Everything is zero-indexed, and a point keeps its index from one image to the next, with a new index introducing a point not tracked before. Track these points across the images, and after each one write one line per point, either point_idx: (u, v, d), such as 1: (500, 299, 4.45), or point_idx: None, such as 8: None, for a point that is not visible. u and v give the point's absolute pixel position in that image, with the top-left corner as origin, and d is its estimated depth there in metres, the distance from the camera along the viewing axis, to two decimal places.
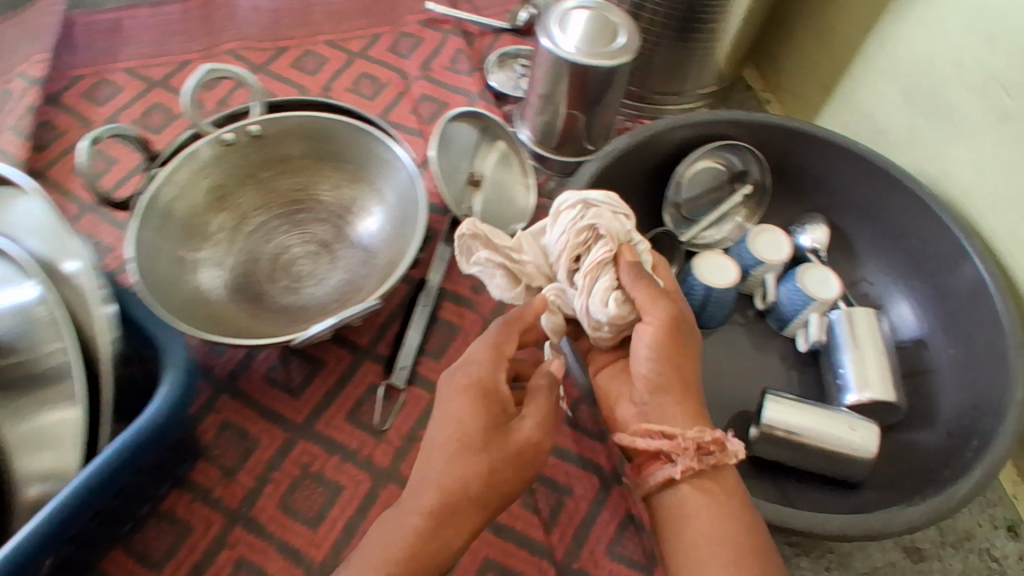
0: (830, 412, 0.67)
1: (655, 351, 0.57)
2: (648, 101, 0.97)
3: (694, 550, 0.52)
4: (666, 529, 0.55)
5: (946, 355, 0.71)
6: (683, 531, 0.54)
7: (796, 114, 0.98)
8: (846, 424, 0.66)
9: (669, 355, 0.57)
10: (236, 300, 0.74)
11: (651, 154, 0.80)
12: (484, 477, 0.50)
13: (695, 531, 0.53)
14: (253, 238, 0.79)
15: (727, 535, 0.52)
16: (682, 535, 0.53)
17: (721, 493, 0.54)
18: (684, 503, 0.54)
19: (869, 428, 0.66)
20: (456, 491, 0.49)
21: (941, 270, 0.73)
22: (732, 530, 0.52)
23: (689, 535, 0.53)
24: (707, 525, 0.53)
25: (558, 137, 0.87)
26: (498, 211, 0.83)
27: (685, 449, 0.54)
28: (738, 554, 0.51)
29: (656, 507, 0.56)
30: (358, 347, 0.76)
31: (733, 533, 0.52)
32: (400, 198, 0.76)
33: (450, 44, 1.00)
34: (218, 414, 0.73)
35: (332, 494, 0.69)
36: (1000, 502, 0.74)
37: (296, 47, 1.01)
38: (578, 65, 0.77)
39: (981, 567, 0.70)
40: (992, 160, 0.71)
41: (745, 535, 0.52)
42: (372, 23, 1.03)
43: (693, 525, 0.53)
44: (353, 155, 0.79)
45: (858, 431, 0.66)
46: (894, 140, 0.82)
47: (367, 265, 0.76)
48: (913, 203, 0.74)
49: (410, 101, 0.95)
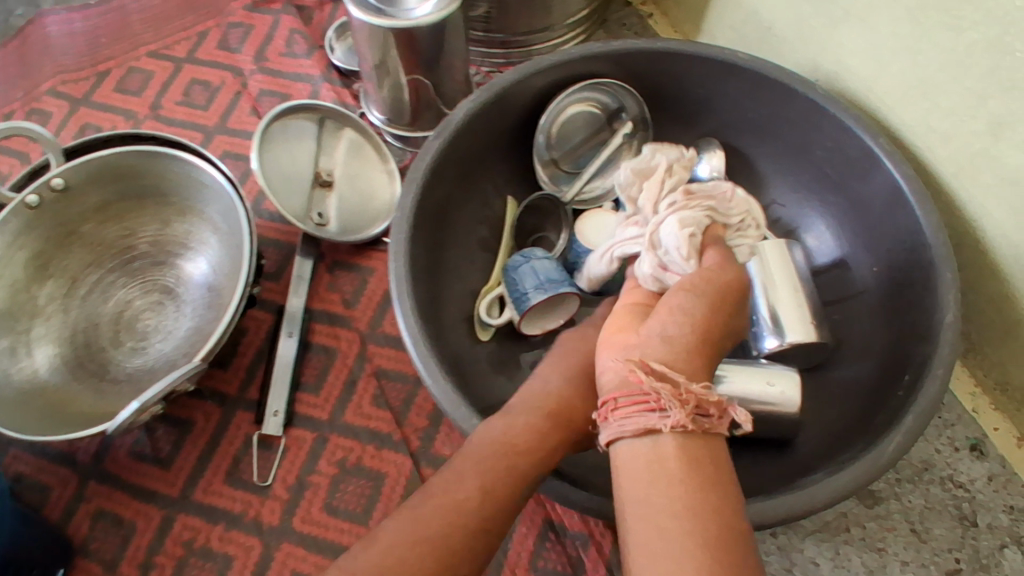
0: (744, 366, 0.59)
1: (698, 289, 0.43)
2: (513, 46, 0.86)
3: (655, 519, 0.34)
4: (625, 489, 0.37)
5: (870, 274, 0.63)
6: (650, 496, 0.35)
7: (681, 27, 0.86)
8: (763, 379, 0.58)
9: (716, 295, 0.43)
10: (77, 378, 0.65)
11: (508, 112, 0.69)
12: (489, 512, 0.40)
13: (664, 500, 0.35)
14: (88, 301, 0.70)
15: (705, 514, 0.34)
16: (646, 501, 0.35)
17: (710, 465, 0.36)
18: (661, 460, 0.36)
19: (790, 377, 0.58)
20: (460, 531, 0.38)
21: (853, 179, 0.63)
22: (709, 507, 0.34)
23: (656, 501, 0.35)
24: (680, 501, 0.34)
25: (410, 112, 0.77)
26: (357, 210, 0.74)
27: (681, 396, 0.37)
28: (716, 551, 0.33)
29: (616, 458, 0.38)
30: (227, 397, 0.68)
31: (718, 510, 0.34)
32: (229, 223, 0.67)
33: (284, 25, 0.88)
34: (90, 503, 0.65)
35: (222, 568, 0.62)
36: (960, 420, 0.66)
37: (118, 67, 0.89)
38: (399, 29, 0.65)
39: (944, 499, 0.62)
40: (890, 42, 0.58)
41: (733, 521, 0.34)
42: (196, 20, 0.91)
43: (662, 491, 0.35)
44: (173, 186, 0.70)
45: (778, 385, 0.58)
46: (781, 37, 0.70)
47: (212, 304, 0.68)
48: (811, 109, 0.63)
49: (249, 100, 0.84)
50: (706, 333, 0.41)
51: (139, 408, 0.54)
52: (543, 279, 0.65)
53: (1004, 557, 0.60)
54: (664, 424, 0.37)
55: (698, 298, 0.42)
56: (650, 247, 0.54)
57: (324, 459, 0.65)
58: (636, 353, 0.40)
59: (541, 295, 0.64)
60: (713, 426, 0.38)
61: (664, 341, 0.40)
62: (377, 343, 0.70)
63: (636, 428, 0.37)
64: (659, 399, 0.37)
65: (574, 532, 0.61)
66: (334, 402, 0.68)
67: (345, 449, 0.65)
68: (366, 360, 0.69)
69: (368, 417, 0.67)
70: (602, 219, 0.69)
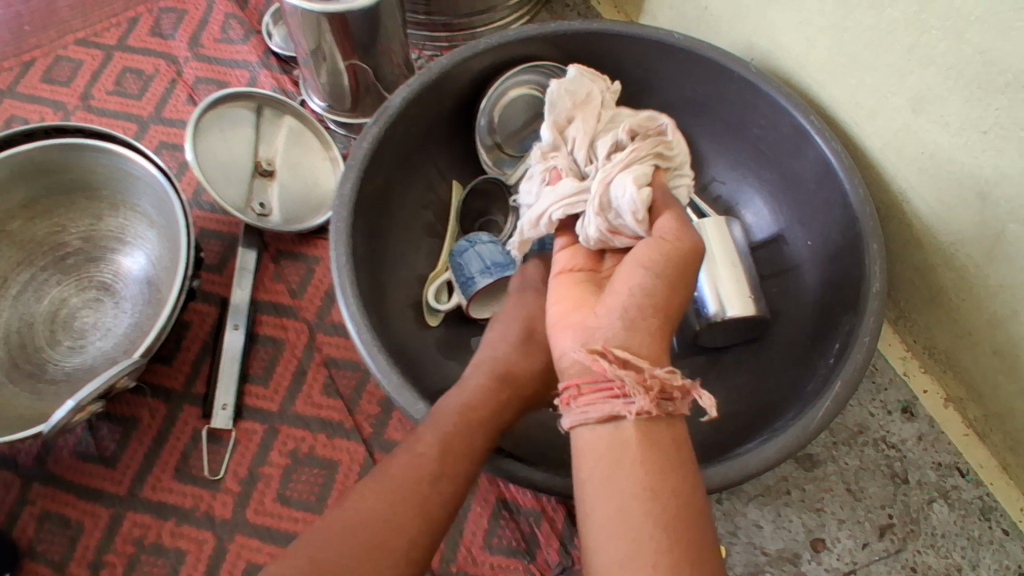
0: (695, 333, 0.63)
1: (657, 269, 0.41)
2: (457, 28, 0.85)
3: (617, 500, 0.35)
4: (586, 471, 0.37)
5: (805, 248, 0.65)
6: (612, 478, 0.36)
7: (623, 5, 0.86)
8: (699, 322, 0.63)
9: (674, 278, 0.41)
10: (11, 379, 0.63)
11: (447, 96, 0.69)
12: (436, 494, 0.43)
13: (626, 482, 0.35)
14: (21, 301, 0.67)
15: (664, 494, 0.35)
16: (611, 484, 0.35)
17: (671, 447, 0.37)
18: (622, 444, 0.36)
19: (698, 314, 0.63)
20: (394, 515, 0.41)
21: (787, 156, 0.65)
22: (665, 488, 0.35)
23: (619, 484, 0.35)
24: (638, 484, 0.35)
25: (350, 97, 0.76)
26: (300, 199, 0.73)
27: (643, 384, 0.36)
28: (673, 533, 0.34)
29: (580, 441, 0.38)
30: (172, 393, 0.67)
31: (678, 487, 0.35)
32: (166, 217, 0.65)
33: (219, 9, 0.86)
34: (33, 506, 0.64)
35: (175, 563, 0.61)
36: (892, 384, 0.68)
37: (44, 55, 0.86)
38: (331, 14, 0.64)
39: (878, 459, 0.65)
40: (817, 21, 0.60)
41: (691, 500, 0.35)
42: (125, 5, 0.88)
43: (624, 474, 0.35)
44: (104, 179, 0.68)
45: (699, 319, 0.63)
46: (717, 15, 0.70)
47: (153, 299, 0.66)
48: (744, 88, 0.65)
49: (185, 89, 0.82)
50: (669, 313, 0.40)
51: (77, 404, 0.53)
52: (487, 263, 0.66)
53: (932, 511, 0.64)
54: (627, 410, 0.36)
55: (658, 279, 0.40)
56: (600, 202, 0.47)
57: (275, 451, 0.65)
58: (598, 340, 0.39)
59: (486, 278, 0.65)
60: (676, 409, 0.37)
61: (626, 324, 0.39)
62: (325, 332, 0.70)
63: (600, 414, 0.37)
64: (624, 387, 0.37)
65: (526, 509, 0.62)
66: (283, 393, 0.67)
67: (296, 439, 0.65)
68: (315, 349, 0.69)
69: (319, 407, 0.66)
70: None
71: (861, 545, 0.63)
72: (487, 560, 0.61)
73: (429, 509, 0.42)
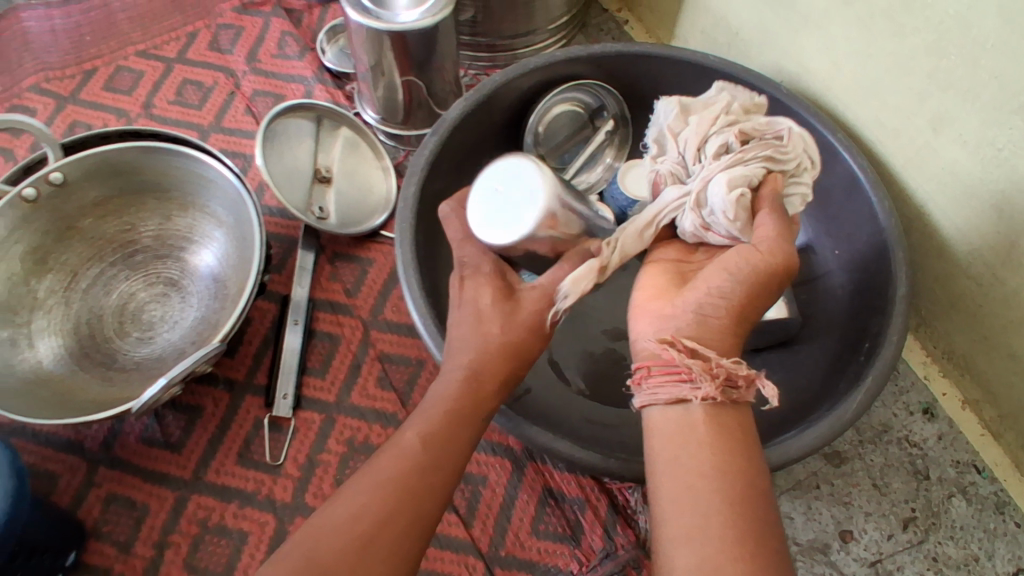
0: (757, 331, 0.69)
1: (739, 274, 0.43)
2: (500, 49, 0.90)
3: (684, 478, 0.38)
4: (656, 451, 0.40)
5: (833, 257, 0.70)
6: (679, 457, 0.39)
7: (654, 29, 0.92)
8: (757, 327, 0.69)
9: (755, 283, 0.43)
10: (84, 368, 0.67)
11: (497, 110, 0.74)
12: (428, 493, 0.41)
13: (692, 462, 0.38)
14: (91, 294, 0.71)
15: (731, 477, 0.38)
16: (679, 464, 0.38)
17: (734, 432, 0.39)
18: (690, 426, 0.39)
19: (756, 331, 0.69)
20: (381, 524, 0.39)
21: (816, 172, 0.70)
22: (729, 466, 0.38)
23: (684, 463, 0.38)
24: (702, 461, 0.38)
25: (403, 111, 0.81)
26: (355, 204, 0.78)
27: (711, 371, 0.39)
28: (733, 509, 0.36)
29: (650, 421, 0.42)
30: (235, 383, 0.71)
31: (743, 471, 0.38)
32: (236, 218, 0.69)
33: (275, 26, 0.91)
34: (99, 488, 0.67)
35: (238, 544, 0.64)
36: (914, 386, 0.73)
37: (106, 65, 0.90)
38: (394, 32, 0.70)
39: (902, 457, 0.69)
40: (845, 48, 0.65)
41: (755, 480, 0.38)
42: (185, 20, 0.93)
43: (690, 453, 0.38)
44: (174, 181, 0.71)
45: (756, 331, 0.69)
46: (749, 40, 0.76)
47: (219, 295, 0.70)
48: (777, 108, 0.70)
49: (244, 100, 0.87)
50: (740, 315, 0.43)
51: (168, 383, 0.57)
52: None
53: (952, 505, 0.67)
54: (693, 395, 0.39)
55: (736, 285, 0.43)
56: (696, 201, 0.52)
57: (333, 439, 0.68)
58: (670, 329, 0.42)
59: None
60: (740, 396, 0.40)
61: (698, 319, 0.42)
62: (379, 329, 0.74)
63: (669, 397, 0.40)
64: (691, 373, 0.40)
65: (571, 497, 0.66)
66: (339, 385, 0.71)
67: (352, 428, 0.69)
68: (369, 345, 0.73)
69: (374, 399, 0.70)
70: None
71: (886, 536, 0.67)
72: (535, 544, 0.64)
73: (419, 508, 0.41)
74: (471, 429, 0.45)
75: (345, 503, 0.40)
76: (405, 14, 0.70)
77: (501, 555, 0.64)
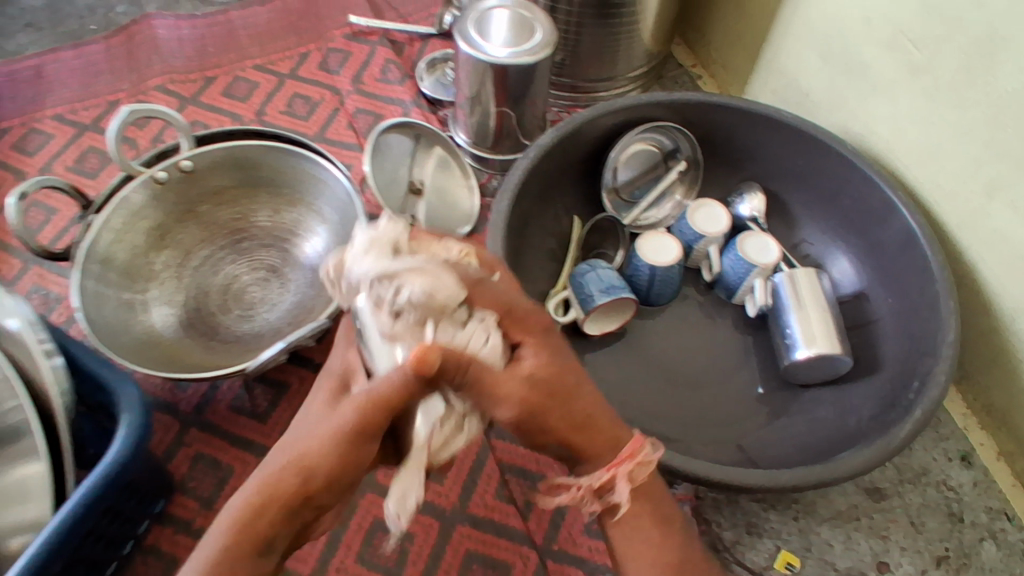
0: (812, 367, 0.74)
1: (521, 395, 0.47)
2: (582, 90, 1.02)
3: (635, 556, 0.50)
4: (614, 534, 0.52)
5: (885, 305, 0.75)
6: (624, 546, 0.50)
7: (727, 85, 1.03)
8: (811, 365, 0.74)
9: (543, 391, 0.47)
10: (189, 335, 0.73)
11: (580, 145, 0.82)
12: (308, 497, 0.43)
13: (637, 544, 0.50)
14: (200, 272, 0.79)
15: (670, 549, 0.50)
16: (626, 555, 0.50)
17: (639, 517, 0.50)
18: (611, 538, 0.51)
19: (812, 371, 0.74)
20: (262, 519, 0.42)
21: (874, 225, 0.76)
22: (665, 549, 0.49)
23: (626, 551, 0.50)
24: (643, 548, 0.49)
25: (493, 137, 0.89)
26: (442, 215, 0.85)
27: (582, 495, 0.50)
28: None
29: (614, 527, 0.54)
30: (320, 365, 0.77)
31: (670, 549, 0.50)
32: (341, 216, 0.76)
33: (380, 54, 1.01)
34: (188, 447, 0.72)
35: None
36: (953, 435, 0.77)
37: (225, 74, 1.00)
38: (499, 65, 0.78)
39: (938, 499, 0.73)
40: (911, 114, 0.73)
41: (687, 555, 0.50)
42: (299, 41, 1.03)
43: (625, 546, 0.50)
44: (288, 178, 0.79)
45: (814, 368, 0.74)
46: (816, 102, 0.84)
47: (316, 284, 0.77)
48: (841, 164, 0.77)
49: (347, 116, 0.96)
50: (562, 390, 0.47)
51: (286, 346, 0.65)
52: (606, 284, 0.76)
53: (982, 549, 0.70)
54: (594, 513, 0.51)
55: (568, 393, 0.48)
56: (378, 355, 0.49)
57: None
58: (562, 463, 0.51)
59: (604, 296, 0.75)
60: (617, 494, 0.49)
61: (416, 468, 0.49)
62: None
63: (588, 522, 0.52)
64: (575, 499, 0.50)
65: None
66: None
67: None
68: None
69: None
70: (659, 240, 0.79)
71: (919, 572, 0.69)
72: (587, 543, 0.68)
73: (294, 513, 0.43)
74: (371, 442, 0.44)
75: (253, 479, 0.44)
76: (493, 47, 0.78)
77: (554, 549, 0.68)
